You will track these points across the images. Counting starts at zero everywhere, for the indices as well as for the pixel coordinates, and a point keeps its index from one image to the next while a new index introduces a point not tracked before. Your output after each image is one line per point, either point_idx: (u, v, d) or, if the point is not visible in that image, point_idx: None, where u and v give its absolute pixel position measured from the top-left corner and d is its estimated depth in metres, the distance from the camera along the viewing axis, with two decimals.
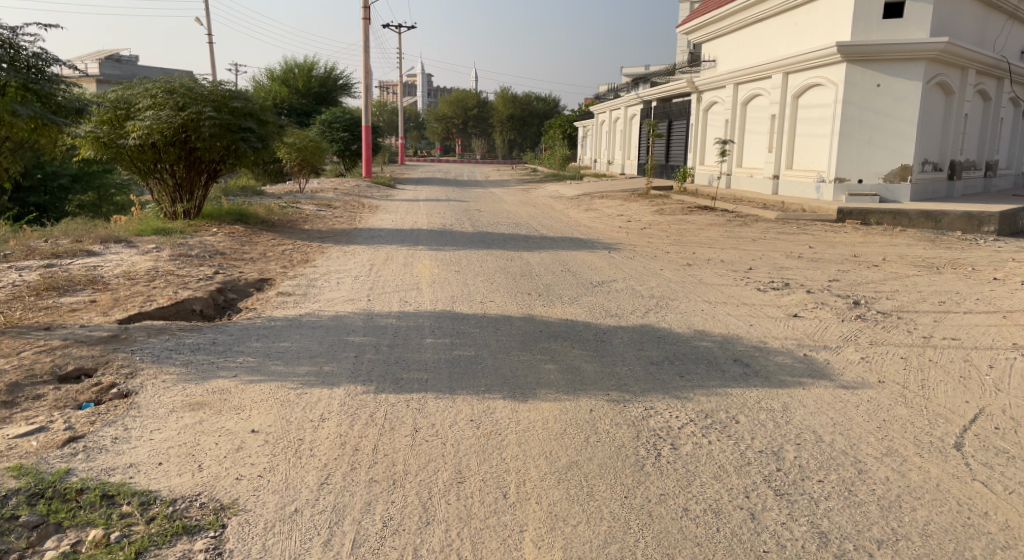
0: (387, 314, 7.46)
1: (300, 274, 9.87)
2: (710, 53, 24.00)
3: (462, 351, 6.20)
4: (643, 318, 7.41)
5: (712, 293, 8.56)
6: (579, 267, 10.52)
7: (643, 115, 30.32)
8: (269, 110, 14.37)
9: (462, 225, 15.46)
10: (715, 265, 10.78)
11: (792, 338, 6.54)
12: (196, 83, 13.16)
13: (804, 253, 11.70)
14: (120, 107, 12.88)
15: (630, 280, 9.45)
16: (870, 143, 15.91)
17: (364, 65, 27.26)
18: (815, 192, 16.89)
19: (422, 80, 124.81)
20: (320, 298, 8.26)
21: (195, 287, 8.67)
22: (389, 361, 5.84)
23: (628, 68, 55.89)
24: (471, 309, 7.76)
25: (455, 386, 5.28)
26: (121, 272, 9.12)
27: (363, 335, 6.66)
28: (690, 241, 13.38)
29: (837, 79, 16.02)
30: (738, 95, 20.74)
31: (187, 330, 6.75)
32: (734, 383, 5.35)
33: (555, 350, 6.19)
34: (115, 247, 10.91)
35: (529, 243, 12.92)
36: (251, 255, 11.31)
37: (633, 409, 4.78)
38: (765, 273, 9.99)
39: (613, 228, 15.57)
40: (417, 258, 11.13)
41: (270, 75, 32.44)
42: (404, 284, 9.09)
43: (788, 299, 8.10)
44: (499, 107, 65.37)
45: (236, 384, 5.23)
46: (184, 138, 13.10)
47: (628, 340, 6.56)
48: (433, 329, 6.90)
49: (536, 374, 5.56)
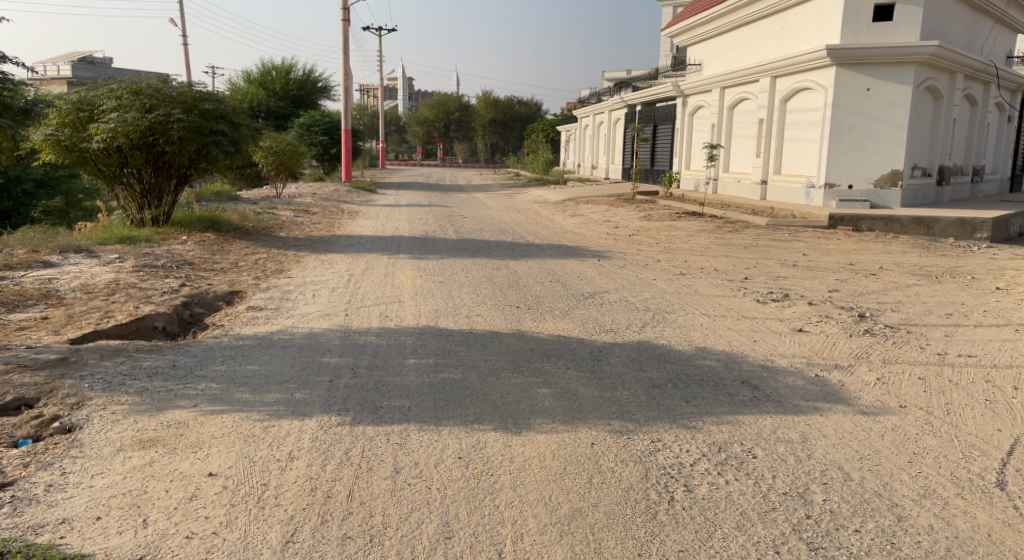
0: (366, 331, 6.94)
1: (273, 286, 9.32)
2: (696, 56, 23.68)
3: (447, 373, 5.69)
4: (639, 334, 6.93)
5: (710, 306, 8.11)
6: (568, 277, 10.04)
7: (627, 119, 29.94)
8: (242, 111, 13.79)
9: (445, 232, 14.93)
10: (710, 275, 10.34)
11: (802, 356, 6.08)
12: (164, 84, 12.57)
13: (799, 261, 11.31)
14: (83, 108, 12.26)
15: (623, 291, 8.98)
16: (860, 148, 15.58)
17: (343, 67, 26.72)
18: (805, 198, 16.51)
19: (404, 84, 124.08)
20: (293, 314, 7.71)
21: (158, 301, 8.12)
22: (367, 387, 5.31)
23: (610, 72, 55.59)
24: (456, 325, 7.25)
25: (440, 415, 4.77)
26: (79, 285, 8.55)
27: (338, 355, 6.12)
28: (681, 248, 12.95)
29: (827, 82, 15.69)
30: (725, 99, 20.42)
31: (145, 351, 6.21)
32: (746, 408, 4.87)
33: (549, 372, 5.70)
34: (75, 257, 10.30)
35: (515, 251, 12.43)
36: (222, 264, 10.74)
37: (638, 443, 4.29)
38: (761, 283, 9.57)
39: (600, 234, 15.14)
40: (398, 268, 10.60)
41: (247, 78, 31.73)
42: (384, 297, 8.56)
43: (790, 311, 7.66)
44: (480, 111, 64.89)
45: (195, 416, 4.70)
46: (151, 142, 12.51)
47: (625, 360, 6.09)
48: (415, 348, 6.38)
49: (530, 401, 5.05)
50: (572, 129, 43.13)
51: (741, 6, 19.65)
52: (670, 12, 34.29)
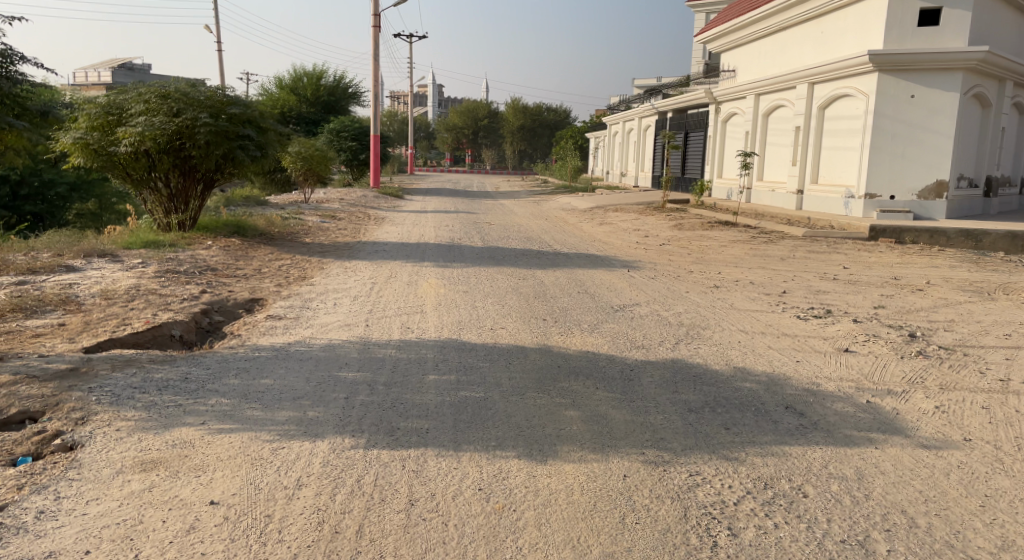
0: (386, 343, 6.65)
1: (295, 294, 9.09)
2: (730, 62, 23.22)
3: (469, 391, 5.38)
4: (674, 352, 6.56)
5: (747, 321, 7.72)
6: (597, 288, 9.70)
7: (658, 126, 29.52)
8: (270, 116, 13.65)
9: (472, 239, 14.65)
10: (745, 288, 9.94)
11: (850, 381, 5.70)
12: (193, 88, 12.46)
13: (840, 275, 10.89)
14: (112, 112, 12.19)
15: (655, 304, 8.61)
16: (903, 158, 15.04)
17: (372, 73, 26.66)
18: (843, 208, 16.00)
19: (433, 90, 124.41)
20: (313, 324, 7.45)
21: (177, 309, 7.91)
22: (383, 406, 5.01)
23: (640, 80, 55.15)
24: (479, 338, 6.94)
25: (460, 439, 4.45)
26: (99, 291, 8.37)
27: (356, 370, 5.84)
28: (714, 259, 12.53)
29: (869, 89, 15.18)
30: (760, 106, 19.95)
31: (158, 362, 5.97)
32: (792, 439, 4.52)
33: (579, 392, 5.37)
34: (98, 261, 10.17)
35: (542, 261, 12.11)
36: (245, 271, 10.56)
37: (675, 476, 3.96)
38: (801, 297, 9.19)
39: (630, 243, 14.75)
40: (422, 276, 10.34)
41: (278, 83, 31.80)
42: (406, 307, 8.29)
43: (834, 330, 7.27)
44: (509, 117, 64.73)
45: (202, 435, 4.43)
46: (178, 146, 12.40)
47: (659, 380, 5.72)
48: (436, 363, 6.07)
49: (557, 425, 4.72)
50: (601, 136, 42.75)
51: (778, 12, 19.19)
52: (703, 18, 33.78)
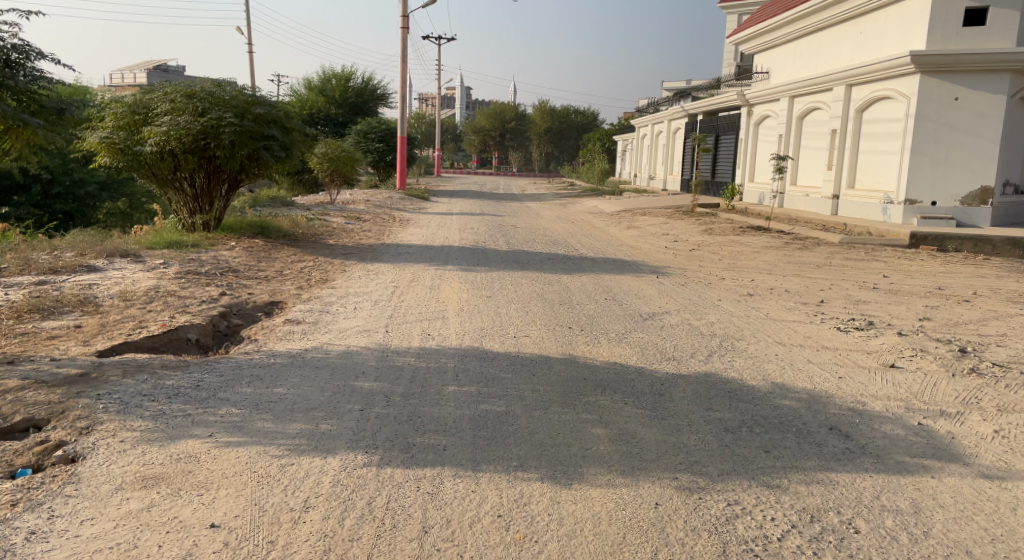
0: (405, 351, 6.41)
1: (315, 297, 8.91)
2: (763, 64, 22.73)
3: (491, 404, 5.11)
4: (707, 365, 6.23)
5: (784, 333, 7.37)
6: (626, 295, 9.40)
7: (688, 129, 29.07)
8: (295, 116, 13.52)
9: (496, 242, 14.40)
10: (780, 296, 9.58)
11: (897, 400, 5.36)
12: (218, 88, 12.35)
13: (879, 284, 10.51)
14: (138, 111, 12.11)
15: (685, 313, 8.27)
16: (946, 162, 14.52)
17: (401, 74, 26.55)
18: (881, 214, 15.49)
19: (460, 93, 124.49)
20: (331, 329, 7.23)
21: (195, 311, 7.73)
22: (400, 419, 4.75)
23: (669, 83, 54.68)
24: (502, 347, 6.66)
25: (478, 458, 4.19)
26: (117, 292, 8.22)
27: (373, 380, 5.59)
28: (747, 265, 12.14)
29: (910, 91, 14.67)
30: (795, 109, 19.48)
31: (171, 368, 5.77)
32: (839, 464, 4.20)
33: (607, 407, 5.08)
34: (120, 262, 10.06)
35: (568, 265, 11.80)
36: (266, 272, 10.40)
37: (712, 505, 3.67)
38: (839, 307, 8.84)
39: (659, 248, 14.38)
40: (446, 280, 10.11)
41: (307, 84, 31.80)
42: (428, 312, 8.04)
43: (877, 343, 6.93)
44: (537, 119, 64.49)
45: (208, 448, 4.21)
46: (203, 146, 12.30)
47: (692, 395, 5.40)
48: (457, 373, 5.80)
49: (584, 443, 4.44)
50: (629, 138, 42.35)
51: (814, 12, 18.71)
52: (735, 20, 33.19)
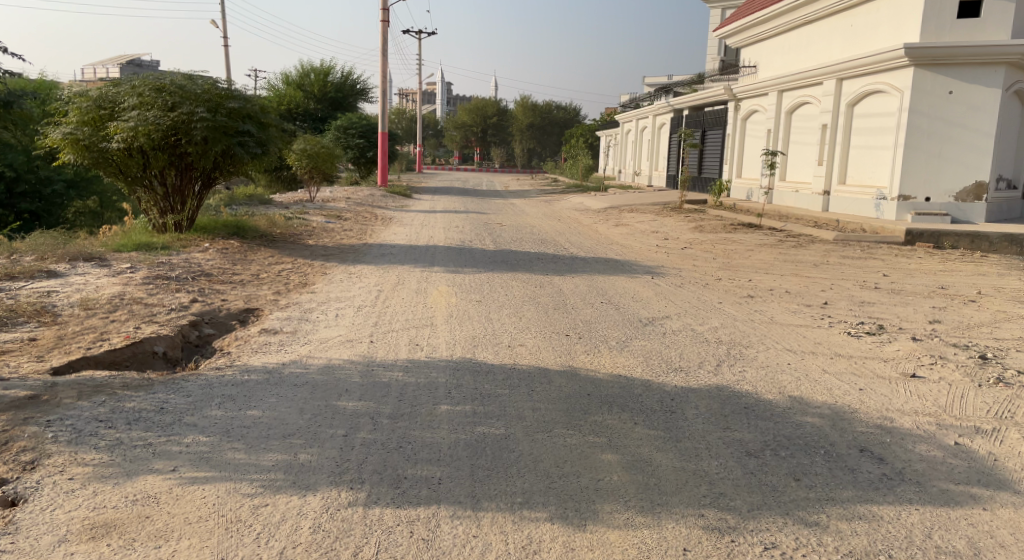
0: (392, 364, 5.91)
1: (294, 303, 8.39)
2: (750, 58, 22.39)
3: (488, 427, 4.65)
4: (717, 377, 5.80)
5: (793, 339, 6.95)
6: (621, 297, 8.97)
7: (673, 124, 28.70)
8: (271, 111, 12.93)
9: (483, 242, 13.91)
10: (782, 297, 9.18)
11: (927, 415, 4.94)
12: (189, 81, 11.73)
13: (881, 283, 10.15)
14: (104, 106, 11.50)
15: (687, 317, 7.84)
16: (940, 157, 14.21)
17: (381, 69, 25.96)
18: (874, 210, 15.18)
19: (441, 89, 123.58)
20: (310, 339, 6.72)
21: (163, 321, 7.20)
22: (387, 447, 4.27)
23: (651, 79, 54.42)
24: (496, 358, 6.19)
25: (478, 494, 3.74)
26: (79, 300, 7.66)
27: (357, 399, 5.10)
28: (743, 265, 11.77)
29: (904, 85, 14.36)
30: (784, 103, 19.18)
31: (132, 388, 5.23)
32: (879, 494, 3.78)
33: (615, 428, 4.64)
34: (85, 266, 9.48)
35: (559, 266, 11.35)
36: (242, 276, 9.85)
37: (746, 551, 3.34)
38: (844, 309, 8.46)
39: (650, 247, 13.97)
40: (432, 283, 9.62)
41: (285, 79, 31.04)
42: (415, 318, 7.55)
43: (892, 349, 6.54)
44: (518, 115, 64.10)
45: (171, 486, 3.72)
46: (173, 142, 11.71)
47: (706, 413, 4.97)
48: (449, 390, 5.32)
49: (594, 473, 4.01)
50: (612, 134, 42.00)
51: (803, 4, 18.39)
52: (718, 14, 32.81)
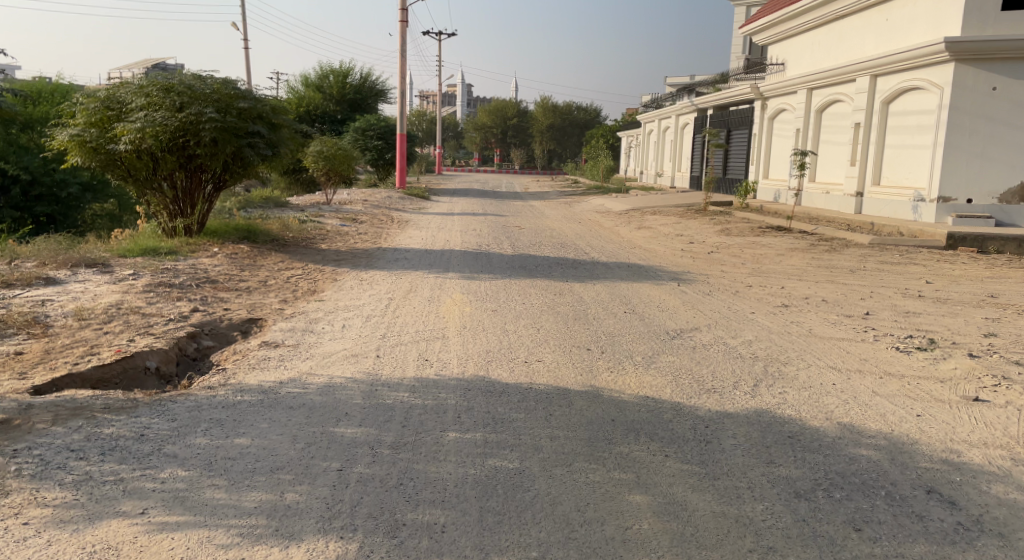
0: (398, 384, 5.41)
1: (299, 312, 7.93)
2: (778, 55, 21.70)
3: (500, 459, 4.15)
4: (755, 399, 5.24)
5: (835, 355, 6.38)
6: (646, 306, 8.42)
7: (697, 124, 28.02)
8: (283, 111, 12.51)
9: (500, 246, 13.42)
10: (818, 307, 8.60)
11: (999, 447, 4.38)
12: (198, 80, 11.33)
13: (924, 291, 9.53)
14: (111, 106, 11.14)
15: (718, 329, 7.29)
16: (983, 157, 13.55)
17: (399, 70, 25.57)
18: (911, 212, 14.51)
19: (462, 92, 123.52)
20: (312, 354, 6.25)
21: (160, 333, 6.77)
22: (386, 484, 3.79)
23: (672, 79, 53.70)
24: (512, 376, 5.68)
25: (485, 546, 3.32)
26: (73, 309, 7.25)
27: (357, 424, 4.61)
28: (773, 271, 11.17)
29: (943, 81, 13.67)
30: (814, 101, 18.51)
31: (113, 410, 4.77)
32: (956, 551, 3.32)
33: (644, 462, 4.13)
34: (85, 273, 9.10)
35: (580, 271, 10.83)
36: (249, 283, 9.43)
37: None
38: (887, 320, 7.86)
39: (675, 251, 13.40)
40: (446, 290, 9.14)
41: (304, 81, 30.74)
42: (426, 330, 7.06)
43: (947, 368, 5.96)
44: (539, 116, 63.67)
45: (135, 535, 3.35)
46: (182, 144, 11.32)
47: (746, 443, 4.42)
48: (459, 414, 4.82)
49: (622, 520, 3.53)
50: (634, 134, 41.28)
51: None
52: (743, 11, 32.06)
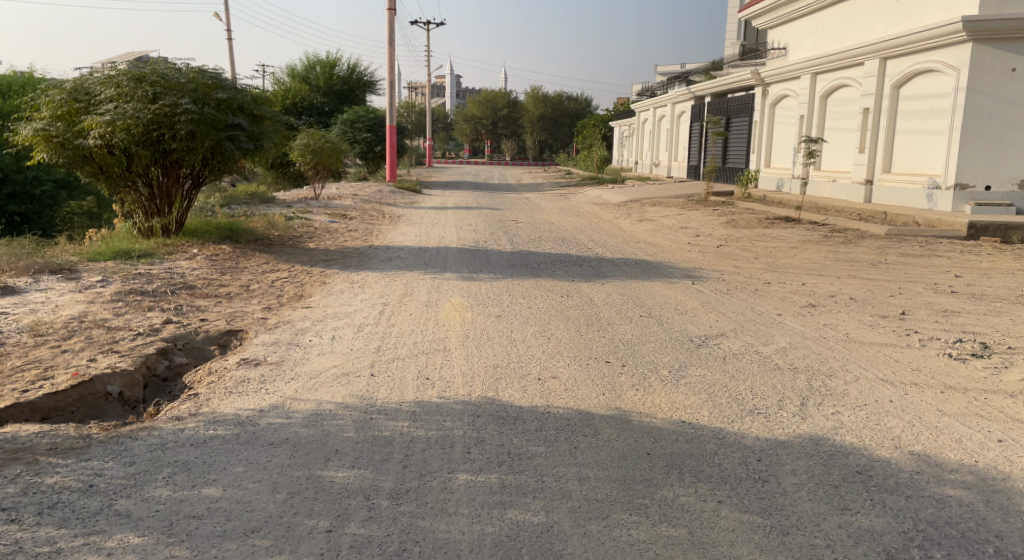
0: (396, 410, 4.70)
1: (284, 322, 7.20)
2: (780, 39, 20.98)
3: (522, 511, 3.47)
4: (807, 422, 4.56)
5: (883, 364, 5.72)
6: (664, 308, 7.74)
7: (694, 112, 27.31)
8: (265, 101, 11.70)
9: (498, 242, 12.69)
10: (848, 306, 7.94)
11: None
12: (173, 69, 10.51)
13: (956, 286, 8.87)
14: (79, 98, 10.27)
15: (748, 335, 6.61)
16: (1002, 142, 12.91)
17: (387, 58, 24.77)
18: (926, 200, 13.87)
19: (451, 83, 122.75)
20: (297, 374, 5.51)
21: (126, 349, 6.04)
22: (385, 552, 3.16)
23: (663, 67, 53.08)
24: (526, 397, 4.98)
25: None
26: (29, 323, 6.51)
27: (349, 465, 3.90)
28: (790, 266, 10.49)
29: (960, 62, 12.99)
30: (819, 86, 17.83)
31: (60, 452, 4.03)
32: None
33: (695, 511, 3.48)
34: (49, 280, 8.34)
35: (586, 269, 10.14)
36: (230, 288, 8.68)
37: None
38: (927, 321, 7.19)
39: (681, 245, 12.74)
40: (444, 293, 8.43)
41: (290, 73, 29.87)
42: (425, 342, 6.34)
43: (1013, 379, 5.30)
44: (529, 107, 62.91)
45: None
46: (156, 137, 10.50)
47: (809, 483, 3.74)
48: (468, 449, 4.11)
49: None
50: (628, 124, 40.65)
51: None
52: None
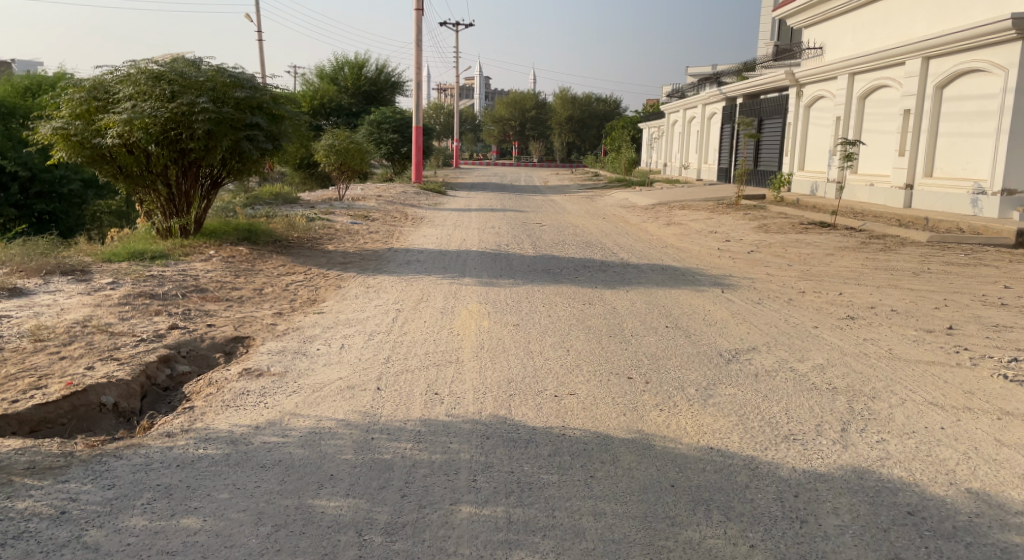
0: (400, 429, 4.37)
1: (294, 328, 6.92)
2: (817, 38, 20.34)
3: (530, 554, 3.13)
4: (850, 451, 4.15)
5: (931, 385, 5.27)
6: (692, 319, 7.32)
7: (726, 113, 26.70)
8: (286, 100, 11.44)
9: (521, 245, 12.34)
10: (890, 318, 7.46)
11: None
12: (191, 67, 10.28)
13: (1006, 298, 8.34)
14: (98, 96, 10.08)
15: (782, 350, 6.18)
16: None
17: (415, 59, 24.52)
18: (970, 206, 13.26)
19: (480, 85, 122.64)
20: (300, 387, 5.19)
21: (127, 356, 5.78)
22: None
23: (694, 68, 52.31)
24: (541, 417, 4.61)
25: None
26: (30, 328, 6.28)
27: (344, 493, 3.57)
28: (826, 274, 9.99)
29: (1009, 62, 12.38)
30: (857, 87, 17.22)
31: (37, 472, 3.75)
32: None
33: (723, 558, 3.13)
34: (59, 282, 8.15)
35: (611, 275, 9.73)
36: (242, 292, 8.42)
37: None
38: (977, 336, 6.69)
39: (711, 250, 12.27)
40: (462, 299, 8.08)
41: (318, 73, 29.78)
42: (438, 352, 6.01)
43: None
44: (558, 108, 62.45)
45: None
46: (174, 136, 10.29)
47: (854, 525, 3.34)
48: (474, 475, 3.77)
49: None
50: (658, 126, 40.03)
51: None
52: None
